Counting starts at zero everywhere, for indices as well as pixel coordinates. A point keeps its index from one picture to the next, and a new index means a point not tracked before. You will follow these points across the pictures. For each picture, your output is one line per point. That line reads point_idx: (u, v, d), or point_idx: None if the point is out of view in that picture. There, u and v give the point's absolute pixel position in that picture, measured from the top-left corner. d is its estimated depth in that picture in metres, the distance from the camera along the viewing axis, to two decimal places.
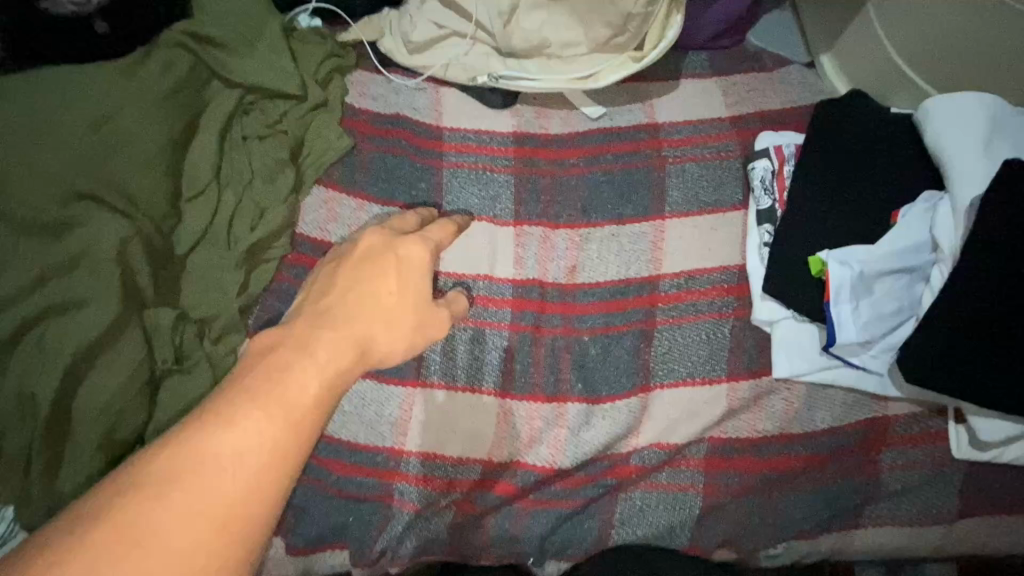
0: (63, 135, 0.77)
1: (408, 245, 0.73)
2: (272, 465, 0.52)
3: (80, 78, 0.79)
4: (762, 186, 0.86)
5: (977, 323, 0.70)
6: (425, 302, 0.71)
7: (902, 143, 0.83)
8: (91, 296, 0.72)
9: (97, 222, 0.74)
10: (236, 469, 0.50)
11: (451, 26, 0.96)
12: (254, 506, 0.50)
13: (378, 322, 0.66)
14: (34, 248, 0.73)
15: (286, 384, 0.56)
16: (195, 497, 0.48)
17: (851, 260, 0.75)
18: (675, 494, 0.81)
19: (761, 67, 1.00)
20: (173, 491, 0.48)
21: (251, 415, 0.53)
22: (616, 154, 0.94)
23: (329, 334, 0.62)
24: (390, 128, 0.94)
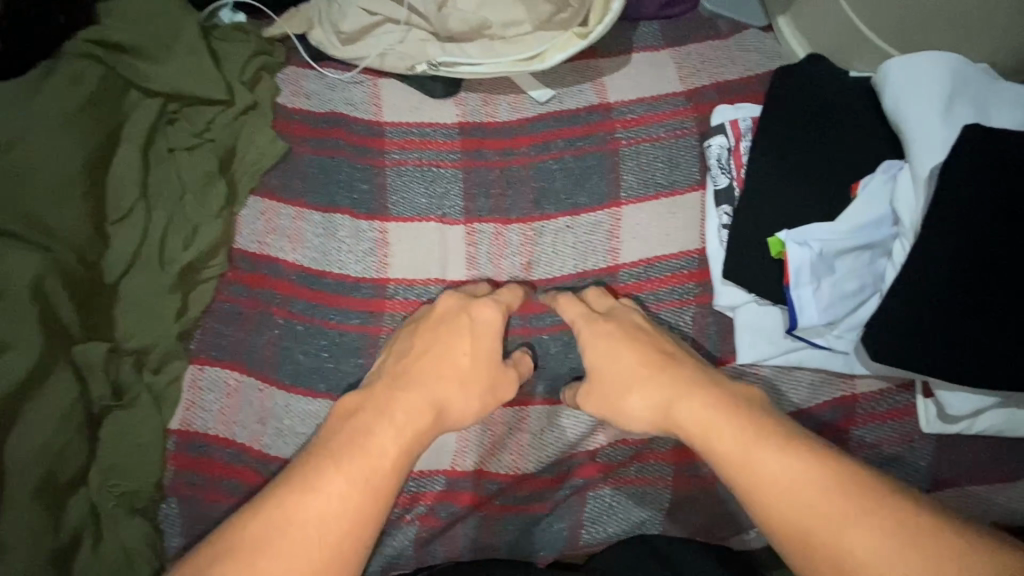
0: None
1: (481, 307, 0.76)
2: (357, 515, 0.58)
3: None
4: (718, 164, 0.82)
5: (937, 299, 0.68)
6: (495, 365, 0.75)
7: (862, 108, 0.79)
8: (12, 339, 0.67)
9: (10, 257, 0.69)
10: (332, 521, 0.57)
11: (383, 12, 0.90)
12: (338, 556, 0.56)
13: (455, 384, 0.72)
14: None
15: (365, 445, 0.62)
16: (287, 552, 0.55)
17: (810, 240, 0.72)
18: (646, 488, 0.79)
19: (716, 35, 0.95)
20: (270, 545, 0.55)
21: (332, 480, 0.59)
22: (568, 138, 0.89)
23: (406, 393, 0.68)
24: (325, 127, 0.89)
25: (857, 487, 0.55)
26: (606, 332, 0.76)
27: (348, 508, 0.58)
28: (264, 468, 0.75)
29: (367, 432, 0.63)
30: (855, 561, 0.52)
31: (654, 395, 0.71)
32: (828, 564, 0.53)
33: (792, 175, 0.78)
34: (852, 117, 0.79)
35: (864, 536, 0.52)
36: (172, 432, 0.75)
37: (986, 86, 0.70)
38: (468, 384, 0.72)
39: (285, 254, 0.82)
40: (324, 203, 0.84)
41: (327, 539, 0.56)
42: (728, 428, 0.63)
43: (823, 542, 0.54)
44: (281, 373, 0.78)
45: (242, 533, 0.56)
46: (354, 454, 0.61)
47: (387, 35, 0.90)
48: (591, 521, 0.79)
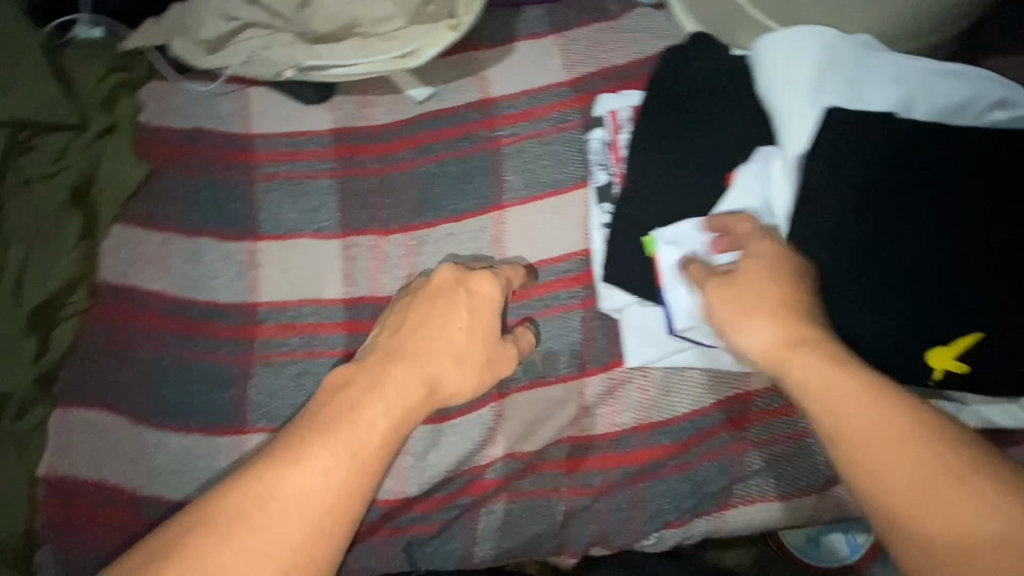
0: None
1: (479, 279, 0.69)
2: (338, 500, 0.51)
3: None
4: (598, 158, 0.78)
5: (814, 292, 0.63)
6: (493, 342, 0.67)
7: (743, 91, 0.74)
8: None
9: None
10: (309, 506, 0.50)
11: (243, 16, 0.84)
12: (316, 544, 0.49)
13: (449, 358, 0.63)
14: None
15: (358, 418, 0.54)
16: (269, 535, 0.48)
17: (680, 239, 0.69)
18: (539, 500, 0.77)
19: (605, 16, 0.89)
20: (253, 519, 0.48)
21: (318, 454, 0.51)
22: (448, 139, 0.85)
23: (401, 369, 0.60)
24: (191, 145, 0.84)
25: (987, 478, 0.41)
26: (745, 278, 0.58)
27: (329, 492, 0.50)
28: (137, 508, 0.73)
29: (353, 408, 0.55)
30: (951, 537, 0.40)
31: (781, 350, 0.53)
32: (918, 537, 0.41)
33: (671, 166, 0.73)
34: (734, 100, 0.74)
35: (940, 505, 0.41)
36: (41, 477, 0.73)
37: (856, 62, 0.65)
38: (463, 365, 0.64)
39: (152, 283, 0.79)
40: (190, 227, 0.81)
41: (303, 525, 0.49)
42: (812, 366, 0.50)
43: (907, 511, 0.42)
44: (152, 409, 0.75)
45: (223, 509, 0.49)
46: (346, 430, 0.53)
47: (250, 40, 0.85)
48: (484, 538, 0.77)
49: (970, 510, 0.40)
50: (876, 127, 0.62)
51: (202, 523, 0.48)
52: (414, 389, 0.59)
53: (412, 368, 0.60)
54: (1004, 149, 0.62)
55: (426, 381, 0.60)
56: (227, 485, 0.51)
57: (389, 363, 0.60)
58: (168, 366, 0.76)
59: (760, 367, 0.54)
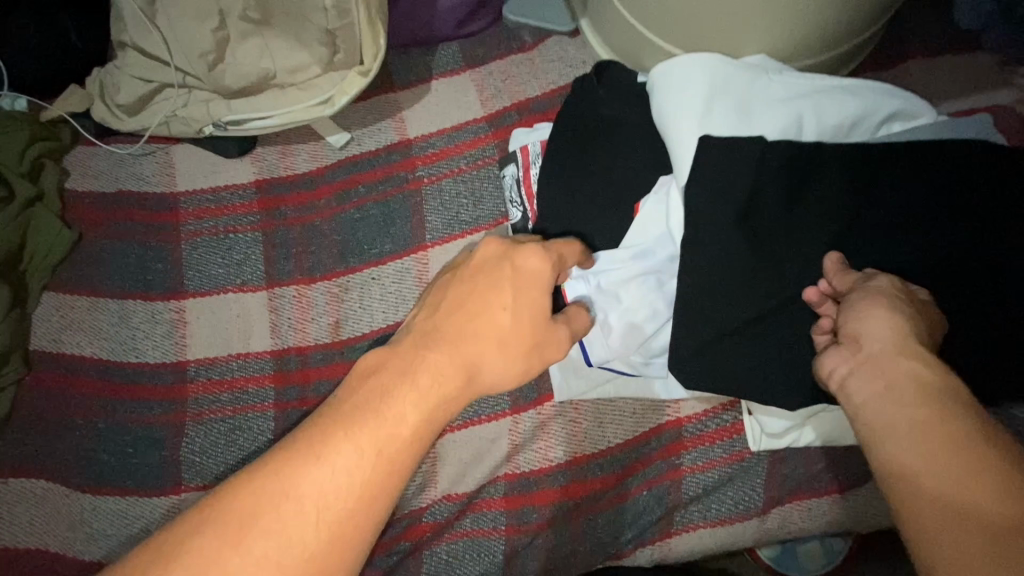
0: None
1: (527, 253, 0.56)
2: (365, 487, 0.44)
3: None
4: (511, 194, 0.79)
5: (720, 319, 0.63)
6: (543, 323, 0.55)
7: (646, 121, 0.74)
8: None
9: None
10: (344, 491, 0.43)
11: (157, 78, 0.85)
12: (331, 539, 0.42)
13: (490, 344, 0.53)
14: None
15: (385, 413, 0.47)
16: (280, 536, 0.41)
17: (585, 272, 0.69)
18: (479, 540, 0.76)
19: (519, 48, 0.90)
20: (269, 517, 0.42)
21: (343, 449, 0.44)
22: (368, 183, 0.85)
23: (435, 354, 0.51)
24: (117, 208, 0.85)
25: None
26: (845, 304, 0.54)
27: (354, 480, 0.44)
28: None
29: (393, 387, 0.48)
30: (978, 527, 0.36)
31: (893, 340, 0.48)
32: (948, 519, 0.37)
33: (579, 198, 0.73)
34: (638, 130, 0.74)
35: (971, 495, 0.37)
36: None
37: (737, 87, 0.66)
38: (515, 356, 0.53)
39: (84, 349, 0.80)
40: (119, 290, 0.82)
41: (334, 504, 0.43)
42: (901, 360, 0.46)
43: (943, 497, 0.38)
44: (85, 476, 0.76)
45: (259, 477, 0.43)
46: (381, 411, 0.47)
47: (167, 101, 0.86)
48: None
49: (1007, 506, 0.36)
50: (752, 154, 0.63)
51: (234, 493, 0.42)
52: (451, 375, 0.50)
53: (438, 359, 0.51)
54: (892, 163, 0.62)
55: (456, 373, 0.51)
56: (244, 474, 0.44)
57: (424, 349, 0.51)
58: (100, 431, 0.77)
59: (843, 363, 0.50)
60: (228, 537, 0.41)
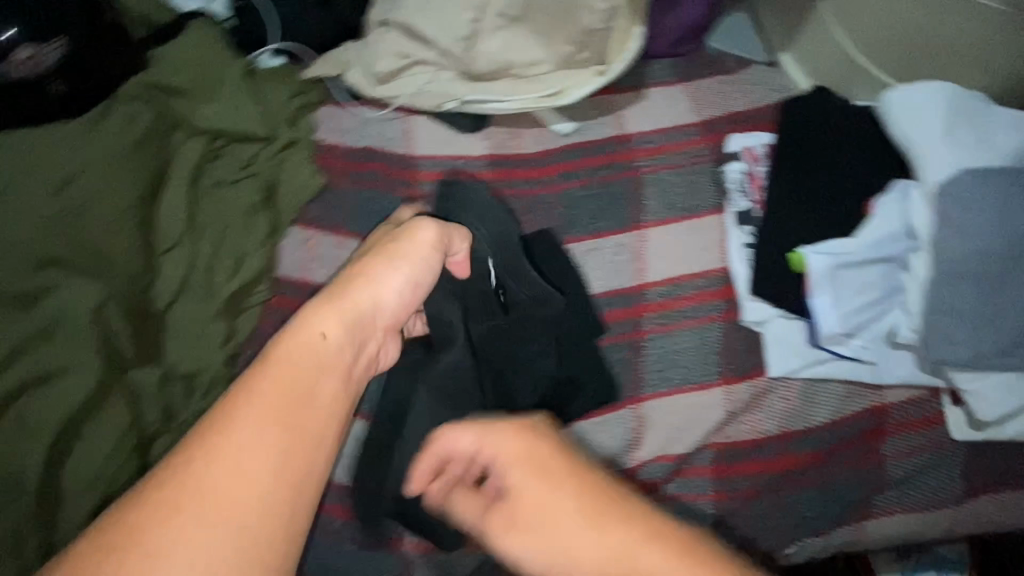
0: (25, 197, 0.73)
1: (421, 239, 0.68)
2: (296, 441, 0.50)
3: (35, 137, 0.76)
4: (738, 188, 0.88)
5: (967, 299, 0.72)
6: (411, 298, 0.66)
7: (870, 135, 0.84)
8: (74, 363, 0.70)
9: (73, 292, 0.72)
10: (259, 470, 0.47)
11: (415, 55, 0.96)
12: (274, 489, 0.47)
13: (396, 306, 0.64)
14: (6, 318, 0.69)
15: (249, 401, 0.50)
16: (230, 491, 0.46)
17: (829, 252, 0.77)
18: (687, 504, 0.80)
19: (725, 70, 1.01)
20: (189, 480, 0.46)
21: (248, 433, 0.49)
22: (591, 167, 0.94)
23: (267, 383, 0.52)
24: (364, 162, 0.94)
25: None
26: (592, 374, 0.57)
27: (274, 457, 0.48)
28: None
29: (282, 361, 0.54)
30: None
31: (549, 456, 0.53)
32: None
33: (807, 196, 0.83)
34: (862, 142, 0.84)
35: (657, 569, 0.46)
36: None
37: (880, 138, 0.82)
38: (410, 277, 0.65)
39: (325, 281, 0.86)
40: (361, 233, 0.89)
41: (260, 481, 0.47)
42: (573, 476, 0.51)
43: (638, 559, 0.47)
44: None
45: (177, 487, 0.45)
46: (286, 367, 0.54)
47: (419, 75, 0.97)
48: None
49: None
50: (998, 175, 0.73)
51: (154, 506, 0.45)
52: (350, 327, 0.60)
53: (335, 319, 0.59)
54: None
55: (343, 308, 0.60)
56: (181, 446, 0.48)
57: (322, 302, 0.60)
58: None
59: None
60: (161, 515, 0.44)
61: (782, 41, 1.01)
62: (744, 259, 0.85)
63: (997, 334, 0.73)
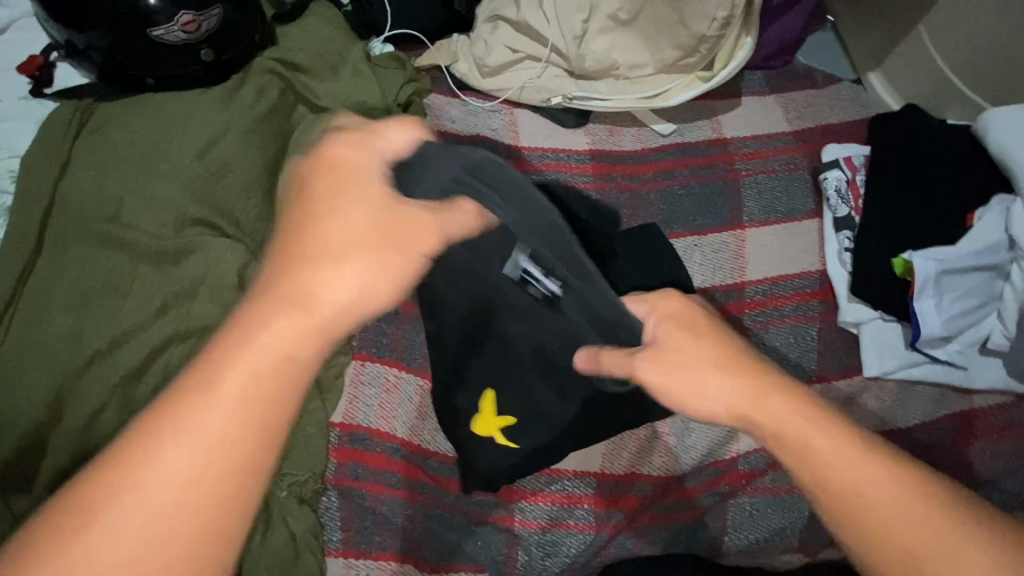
0: (171, 161, 0.76)
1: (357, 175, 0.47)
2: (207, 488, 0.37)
3: (181, 105, 0.79)
4: (838, 195, 0.91)
5: None
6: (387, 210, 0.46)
7: (966, 152, 0.89)
8: (213, 323, 0.70)
9: (213, 253, 0.73)
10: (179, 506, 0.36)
11: (524, 50, 1.00)
12: (180, 559, 0.36)
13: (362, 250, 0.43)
14: (153, 276, 0.71)
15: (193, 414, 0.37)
16: (140, 519, 0.35)
17: (934, 258, 0.81)
18: (783, 497, 0.82)
19: (815, 84, 1.06)
20: (114, 517, 0.35)
21: (172, 454, 0.36)
22: (690, 167, 0.98)
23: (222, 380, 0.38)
24: (472, 149, 0.96)
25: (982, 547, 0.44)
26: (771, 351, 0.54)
27: (200, 500, 0.37)
28: (423, 462, 0.78)
29: (237, 348, 0.39)
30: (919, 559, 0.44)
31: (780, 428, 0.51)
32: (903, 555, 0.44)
33: (907, 204, 0.87)
34: (959, 158, 0.88)
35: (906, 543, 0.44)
36: (334, 425, 0.77)
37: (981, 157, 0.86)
38: (377, 262, 0.44)
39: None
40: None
41: (197, 504, 0.36)
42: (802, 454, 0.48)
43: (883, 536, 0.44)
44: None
45: (68, 508, 0.36)
46: (205, 404, 0.38)
47: (527, 70, 1.00)
48: (733, 523, 0.81)
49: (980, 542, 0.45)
50: None
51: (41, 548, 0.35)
52: (301, 328, 0.40)
53: (281, 347, 0.39)
54: None
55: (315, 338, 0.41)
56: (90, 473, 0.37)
57: (251, 305, 0.41)
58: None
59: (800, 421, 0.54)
60: (67, 530, 0.35)
61: (870, 61, 1.06)
62: (841, 262, 0.89)
63: None
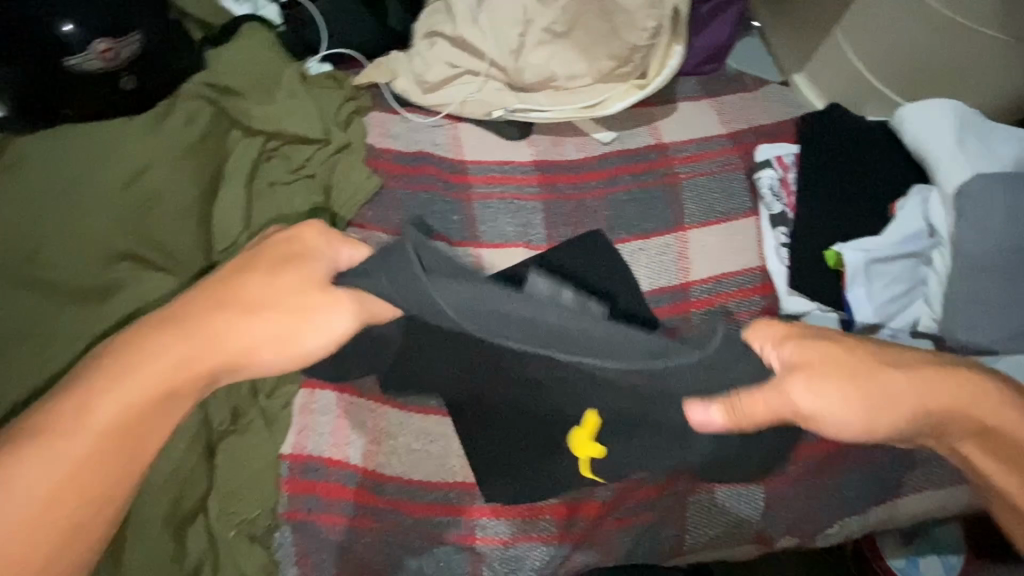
0: (94, 194, 0.74)
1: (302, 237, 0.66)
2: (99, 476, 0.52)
3: (103, 134, 0.77)
4: (772, 192, 0.95)
5: (991, 283, 0.80)
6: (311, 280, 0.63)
7: (886, 147, 0.94)
8: None
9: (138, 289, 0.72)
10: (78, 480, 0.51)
11: (463, 65, 1.00)
12: (80, 507, 0.51)
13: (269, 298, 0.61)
14: (78, 315, 0.69)
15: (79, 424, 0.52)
16: None
17: (861, 248, 0.85)
18: (741, 490, 0.84)
19: (745, 87, 1.10)
20: None
21: None
22: (632, 174, 1.00)
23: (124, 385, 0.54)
24: (415, 165, 0.96)
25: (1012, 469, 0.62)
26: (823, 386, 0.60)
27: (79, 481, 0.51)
28: (380, 487, 0.76)
29: (130, 365, 0.54)
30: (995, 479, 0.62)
31: None
32: None
33: (836, 199, 0.91)
34: (880, 154, 0.93)
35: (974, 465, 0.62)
36: (283, 457, 0.75)
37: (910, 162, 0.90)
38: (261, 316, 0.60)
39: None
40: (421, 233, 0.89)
41: (60, 505, 0.51)
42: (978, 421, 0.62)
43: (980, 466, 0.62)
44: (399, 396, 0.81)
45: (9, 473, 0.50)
46: (99, 410, 0.53)
47: (467, 84, 1.00)
48: (694, 521, 0.83)
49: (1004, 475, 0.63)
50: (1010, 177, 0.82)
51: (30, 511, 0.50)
52: (205, 347, 0.57)
53: (163, 375, 0.55)
54: None
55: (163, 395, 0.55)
56: None
57: (172, 337, 0.56)
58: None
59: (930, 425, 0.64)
60: None
61: (795, 64, 1.11)
62: (779, 257, 0.91)
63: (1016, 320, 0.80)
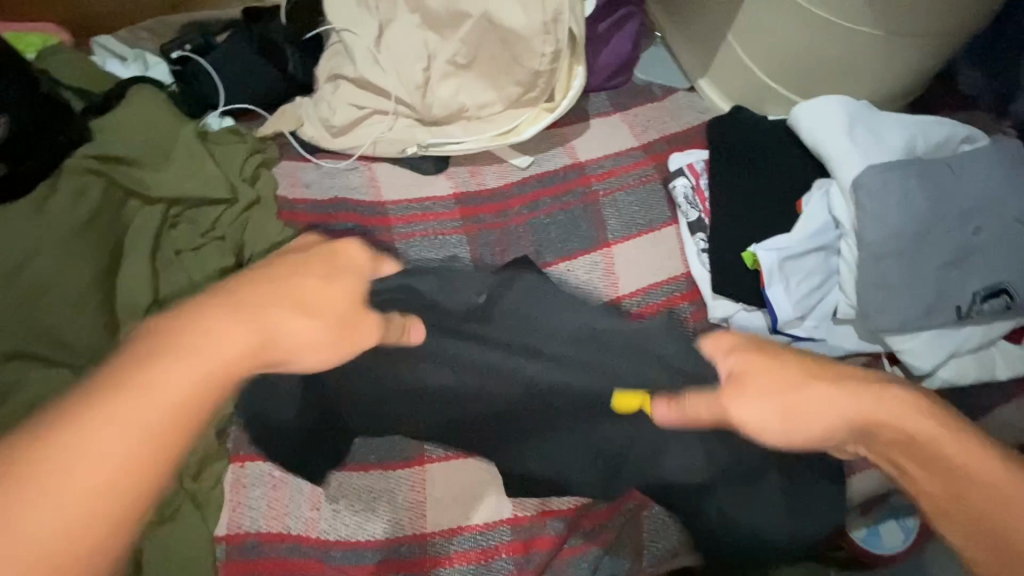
0: None
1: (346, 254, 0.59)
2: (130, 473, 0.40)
3: None
4: (687, 201, 0.98)
5: (894, 266, 0.84)
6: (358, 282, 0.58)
7: (787, 144, 0.97)
8: None
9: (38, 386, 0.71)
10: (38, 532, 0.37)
11: (370, 105, 0.99)
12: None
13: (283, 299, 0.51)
14: None
15: (152, 391, 0.42)
16: None
17: (774, 248, 0.88)
18: None
19: (653, 98, 1.13)
20: None
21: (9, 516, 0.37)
22: (553, 196, 1.01)
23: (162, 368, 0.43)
24: (331, 212, 0.93)
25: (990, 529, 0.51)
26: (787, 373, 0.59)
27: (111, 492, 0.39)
28: (325, 554, 0.74)
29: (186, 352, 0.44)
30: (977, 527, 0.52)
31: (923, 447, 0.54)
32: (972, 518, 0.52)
33: (748, 201, 0.94)
34: (782, 152, 0.97)
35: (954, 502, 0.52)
36: (219, 538, 0.73)
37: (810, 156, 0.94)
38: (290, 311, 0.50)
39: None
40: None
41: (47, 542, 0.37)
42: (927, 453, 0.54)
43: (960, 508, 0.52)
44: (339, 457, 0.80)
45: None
46: (158, 393, 0.42)
47: (377, 124, 0.99)
48: (652, 536, 0.83)
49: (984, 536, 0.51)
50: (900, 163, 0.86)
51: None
52: (260, 341, 0.47)
53: (199, 372, 0.43)
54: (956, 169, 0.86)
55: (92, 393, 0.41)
56: None
57: (163, 354, 0.44)
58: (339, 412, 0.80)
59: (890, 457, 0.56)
60: None
61: (697, 70, 1.14)
62: (700, 264, 0.94)
63: (923, 297, 0.84)
